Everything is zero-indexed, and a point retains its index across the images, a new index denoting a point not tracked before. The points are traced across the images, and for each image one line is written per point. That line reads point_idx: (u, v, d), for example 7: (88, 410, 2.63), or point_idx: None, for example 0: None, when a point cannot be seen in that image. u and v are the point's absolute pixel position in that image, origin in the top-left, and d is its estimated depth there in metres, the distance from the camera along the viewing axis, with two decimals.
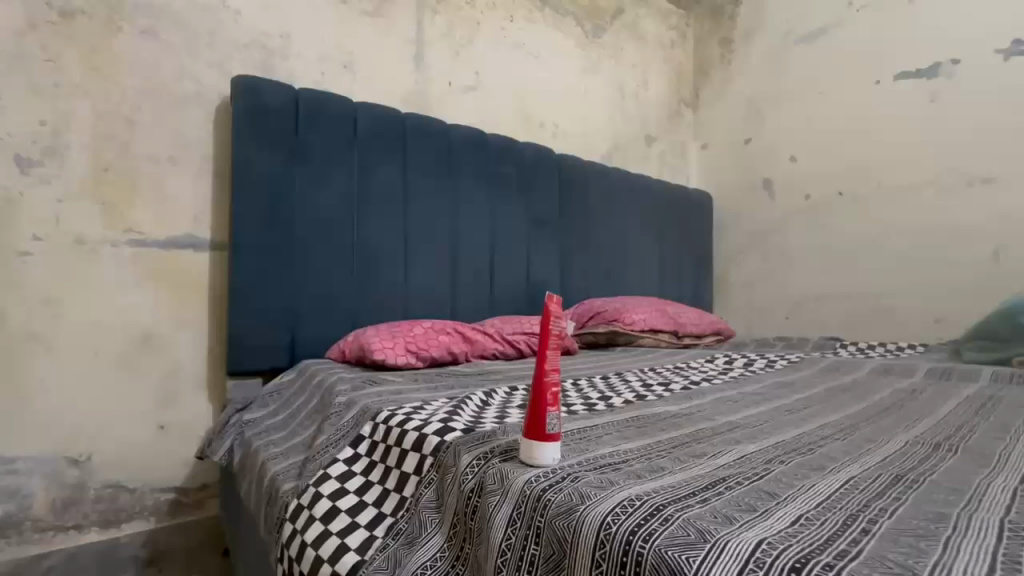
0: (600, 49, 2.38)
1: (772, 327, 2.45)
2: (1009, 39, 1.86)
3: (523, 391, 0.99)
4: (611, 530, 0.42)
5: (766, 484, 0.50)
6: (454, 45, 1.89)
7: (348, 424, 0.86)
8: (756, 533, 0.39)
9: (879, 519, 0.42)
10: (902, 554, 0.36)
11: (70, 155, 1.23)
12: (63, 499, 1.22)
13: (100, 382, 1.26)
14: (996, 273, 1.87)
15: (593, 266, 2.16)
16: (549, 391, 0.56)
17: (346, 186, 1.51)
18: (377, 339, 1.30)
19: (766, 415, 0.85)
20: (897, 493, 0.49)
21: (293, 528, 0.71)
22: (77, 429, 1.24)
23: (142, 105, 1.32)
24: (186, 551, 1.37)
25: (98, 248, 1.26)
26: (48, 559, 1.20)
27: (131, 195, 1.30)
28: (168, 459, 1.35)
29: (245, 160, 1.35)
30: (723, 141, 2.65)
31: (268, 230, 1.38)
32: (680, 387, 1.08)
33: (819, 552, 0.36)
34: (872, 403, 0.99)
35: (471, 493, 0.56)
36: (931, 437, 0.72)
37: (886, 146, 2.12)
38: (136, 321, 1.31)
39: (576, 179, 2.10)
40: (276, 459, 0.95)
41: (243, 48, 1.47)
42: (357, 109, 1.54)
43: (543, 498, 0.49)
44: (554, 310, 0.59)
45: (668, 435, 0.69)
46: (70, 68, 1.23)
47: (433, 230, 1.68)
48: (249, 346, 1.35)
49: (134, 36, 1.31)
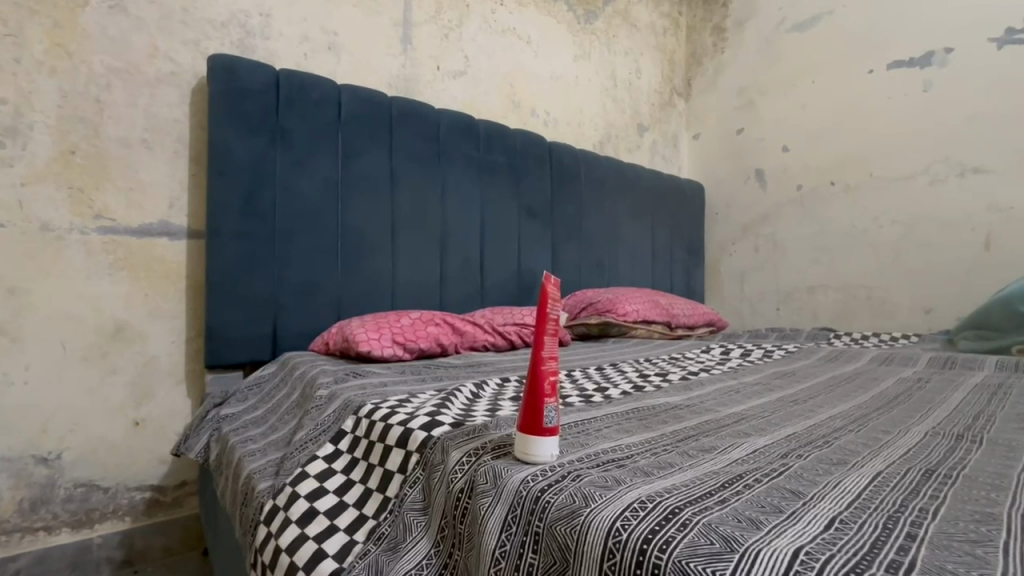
0: (592, 36, 2.32)
1: (762, 318, 2.43)
2: (1004, 28, 1.83)
3: (515, 383, 0.94)
4: (621, 537, 0.37)
5: (789, 482, 0.45)
6: (443, 28, 1.83)
7: (330, 420, 0.80)
8: (789, 540, 0.35)
9: (922, 522, 0.38)
10: (963, 564, 0.32)
11: (34, 136, 1.15)
12: (31, 500, 1.15)
13: (69, 377, 1.19)
14: (989, 263, 1.84)
15: (585, 255, 2.12)
16: (547, 380, 0.50)
17: (330, 172, 1.44)
18: (361, 330, 1.24)
19: (773, 406, 0.81)
20: (933, 491, 0.44)
21: (268, 532, 0.65)
22: (45, 427, 1.16)
23: (113, 85, 1.24)
24: (164, 552, 1.31)
25: (65, 235, 1.19)
26: (16, 562, 1.13)
27: (102, 179, 1.23)
28: (144, 458, 1.29)
29: (222, 144, 1.27)
30: (716, 131, 2.61)
31: (247, 217, 1.31)
32: (678, 377, 1.04)
33: (867, 564, 0.32)
34: (879, 393, 0.95)
35: (461, 494, 0.51)
36: (950, 429, 0.68)
37: (878, 136, 2.09)
38: (108, 313, 1.24)
39: (569, 166, 2.05)
40: (253, 456, 0.89)
41: (220, 27, 1.39)
42: (340, 91, 1.47)
43: (541, 499, 0.44)
44: (551, 291, 0.54)
45: (673, 427, 0.65)
46: (32, 44, 1.15)
47: (422, 217, 1.62)
48: (228, 338, 1.29)
49: (102, 11, 1.23)
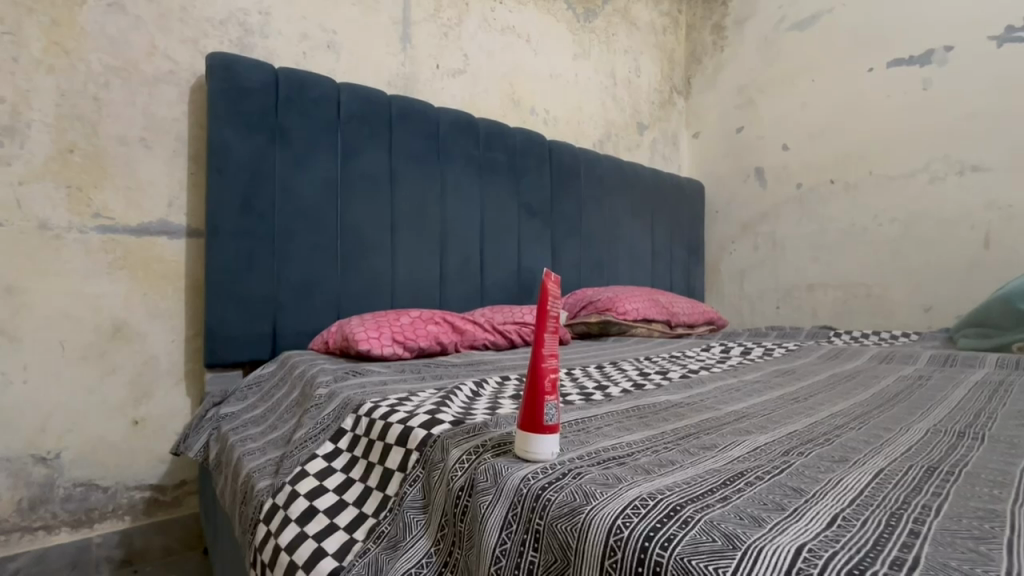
0: (591, 34, 2.32)
1: (761, 317, 2.42)
2: (1004, 26, 1.82)
3: (515, 381, 0.94)
4: (623, 534, 0.37)
5: (791, 479, 0.45)
6: (443, 26, 1.82)
7: (329, 418, 0.80)
8: (792, 538, 0.34)
9: (925, 519, 0.37)
10: (967, 562, 0.31)
11: (32, 135, 1.15)
12: (30, 500, 1.15)
13: (68, 376, 1.19)
14: (988, 261, 1.83)
15: (585, 254, 2.11)
16: (547, 378, 0.50)
17: (329, 170, 1.44)
18: (361, 329, 1.24)
19: (773, 404, 0.81)
20: (936, 488, 0.44)
21: (267, 532, 0.65)
22: (44, 427, 1.16)
23: (111, 84, 1.24)
24: (163, 552, 1.31)
25: (64, 234, 1.18)
26: (15, 562, 1.13)
27: (100, 178, 1.22)
28: (143, 457, 1.29)
29: (221, 142, 1.27)
30: (715, 129, 2.61)
31: (246, 215, 1.30)
32: (679, 375, 1.03)
33: (870, 560, 0.32)
34: (880, 391, 0.95)
35: (461, 493, 0.51)
36: (951, 426, 0.68)
37: (878, 134, 2.09)
38: (107, 312, 1.23)
39: (569, 165, 2.04)
40: (251, 456, 0.89)
41: (219, 25, 1.39)
42: (340, 89, 1.47)
43: (542, 497, 0.43)
44: (552, 289, 0.54)
45: (673, 425, 0.64)
46: (30, 43, 1.15)
47: (421, 215, 1.62)
48: (227, 337, 1.28)
49: (100, 10, 1.22)
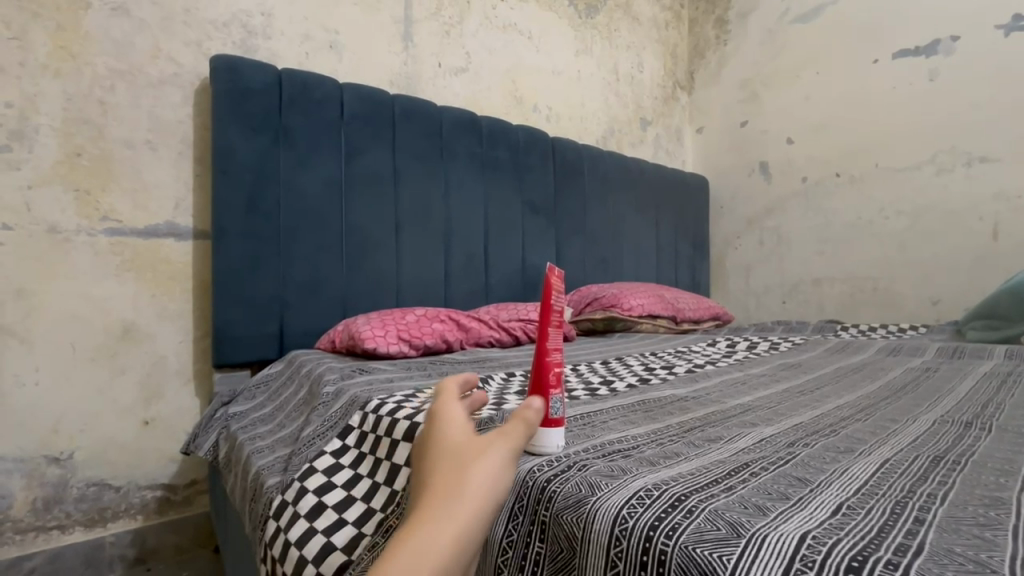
0: (592, 30, 2.31)
1: (768, 312, 2.41)
2: (1010, 14, 1.80)
3: (521, 377, 0.94)
4: (628, 524, 0.37)
5: (796, 470, 0.45)
6: (444, 24, 1.83)
7: (337, 414, 0.81)
8: (797, 525, 0.35)
9: (930, 506, 0.37)
10: (971, 547, 0.31)
11: (39, 139, 1.16)
12: (45, 499, 1.16)
13: (79, 377, 1.20)
14: (996, 252, 1.82)
15: (590, 250, 2.11)
16: (552, 371, 0.50)
17: (332, 171, 1.45)
18: (367, 327, 1.25)
19: (779, 397, 0.81)
20: (942, 477, 0.44)
21: (277, 527, 0.66)
22: (56, 428, 1.17)
23: (115, 87, 1.25)
24: (175, 550, 1.32)
25: (72, 237, 1.19)
26: (30, 561, 1.14)
27: (107, 181, 1.23)
28: (153, 457, 1.30)
29: (225, 144, 1.28)
30: (721, 123, 2.59)
31: (250, 217, 1.31)
32: (683, 369, 1.04)
33: (874, 547, 0.32)
34: (886, 382, 0.95)
35: None
36: (958, 417, 0.68)
37: (885, 126, 2.07)
38: (116, 313, 1.24)
39: (572, 161, 2.04)
40: (261, 454, 0.90)
41: (221, 27, 1.40)
42: (342, 89, 1.47)
43: (547, 489, 0.44)
44: (555, 283, 0.53)
45: (677, 419, 0.64)
46: (36, 47, 1.16)
47: (426, 213, 1.62)
48: (234, 337, 1.29)
49: (104, 14, 1.23)
